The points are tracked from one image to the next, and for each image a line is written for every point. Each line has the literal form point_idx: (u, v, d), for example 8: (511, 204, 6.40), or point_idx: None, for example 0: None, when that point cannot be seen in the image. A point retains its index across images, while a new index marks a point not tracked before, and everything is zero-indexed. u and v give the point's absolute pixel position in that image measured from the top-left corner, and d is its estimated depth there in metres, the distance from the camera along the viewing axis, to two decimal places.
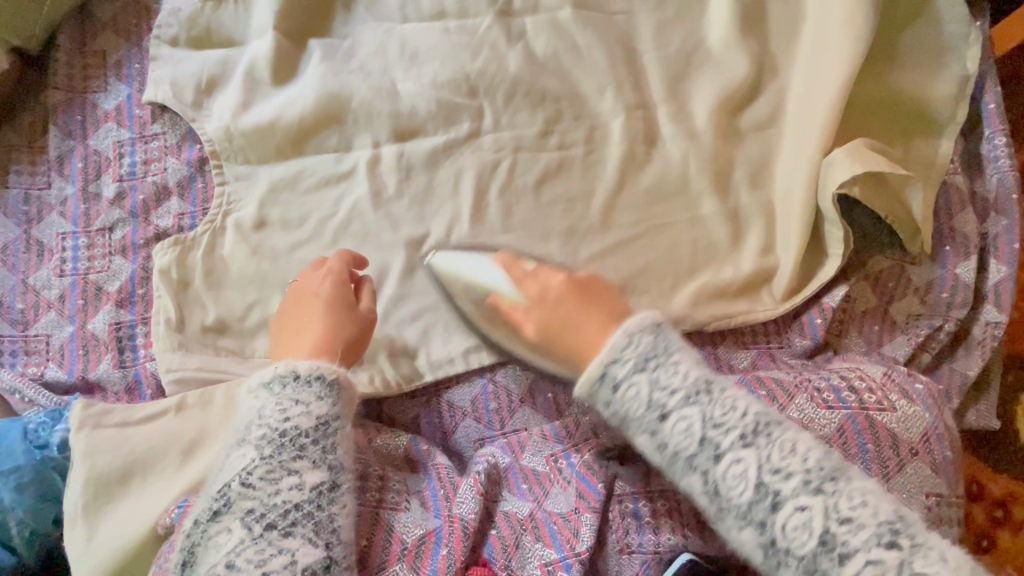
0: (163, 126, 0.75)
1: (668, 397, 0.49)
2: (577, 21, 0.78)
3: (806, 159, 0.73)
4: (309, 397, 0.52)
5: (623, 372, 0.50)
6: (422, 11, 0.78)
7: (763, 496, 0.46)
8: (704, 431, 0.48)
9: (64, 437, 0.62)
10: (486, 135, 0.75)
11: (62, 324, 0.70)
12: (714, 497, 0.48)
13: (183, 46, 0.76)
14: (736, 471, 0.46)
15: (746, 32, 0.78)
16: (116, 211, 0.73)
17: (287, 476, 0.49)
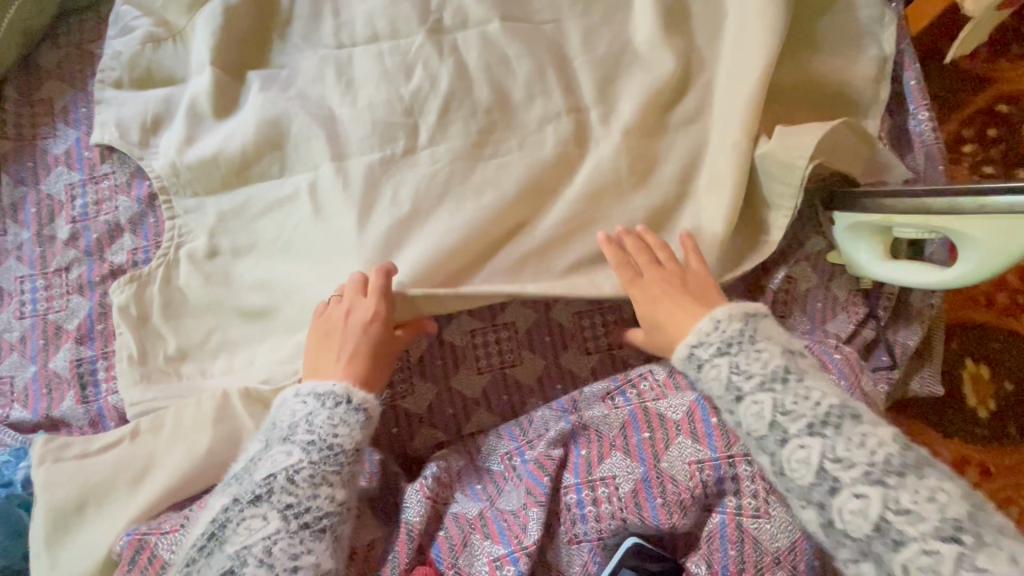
0: (112, 166, 0.78)
1: (744, 381, 0.56)
2: (504, 32, 0.80)
3: (733, 148, 0.74)
4: (354, 422, 0.60)
5: (704, 355, 0.58)
6: (356, 35, 0.80)
7: (821, 483, 0.51)
8: (808, 459, 0.51)
9: (27, 475, 0.65)
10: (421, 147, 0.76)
11: (25, 365, 0.72)
12: (825, 528, 0.50)
13: (126, 87, 0.79)
14: (811, 484, 0.51)
15: (671, 29, 0.80)
16: (71, 251, 0.75)
17: (325, 485, 0.56)
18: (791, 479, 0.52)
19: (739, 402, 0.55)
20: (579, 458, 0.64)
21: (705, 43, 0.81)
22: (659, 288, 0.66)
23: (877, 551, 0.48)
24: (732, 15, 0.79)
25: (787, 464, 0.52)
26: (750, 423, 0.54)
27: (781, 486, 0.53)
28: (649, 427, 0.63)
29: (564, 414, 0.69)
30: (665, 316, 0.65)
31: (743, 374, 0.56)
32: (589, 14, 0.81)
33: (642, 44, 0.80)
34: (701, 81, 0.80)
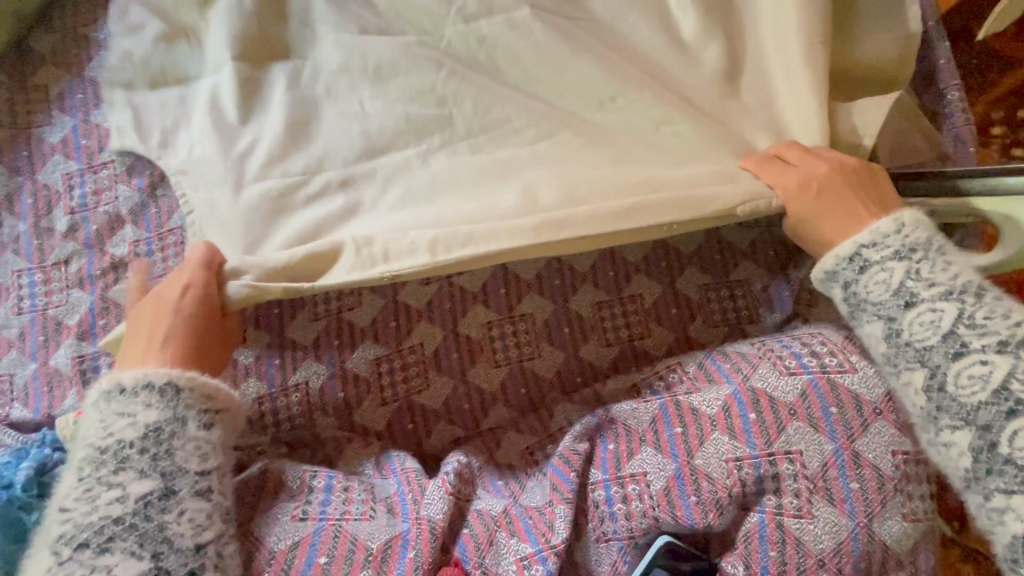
0: (110, 155, 0.75)
1: (922, 288, 0.52)
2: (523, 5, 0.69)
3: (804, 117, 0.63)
4: (158, 403, 0.52)
5: (875, 256, 0.54)
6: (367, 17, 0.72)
7: (1001, 400, 0.48)
8: (988, 377, 0.48)
9: (29, 475, 0.60)
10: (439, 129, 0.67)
11: (25, 362, 0.69)
12: (974, 452, 0.49)
13: (139, 88, 0.74)
14: (983, 403, 0.48)
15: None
16: (70, 244, 0.72)
17: (107, 492, 0.50)
18: (952, 395, 0.50)
19: (910, 307, 0.52)
20: (606, 453, 0.61)
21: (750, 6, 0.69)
22: (823, 192, 0.57)
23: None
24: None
25: (949, 383, 0.50)
26: (914, 332, 0.52)
27: (928, 404, 0.51)
28: (681, 421, 0.60)
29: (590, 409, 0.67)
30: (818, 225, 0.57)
31: (922, 281, 0.52)
32: None
33: None
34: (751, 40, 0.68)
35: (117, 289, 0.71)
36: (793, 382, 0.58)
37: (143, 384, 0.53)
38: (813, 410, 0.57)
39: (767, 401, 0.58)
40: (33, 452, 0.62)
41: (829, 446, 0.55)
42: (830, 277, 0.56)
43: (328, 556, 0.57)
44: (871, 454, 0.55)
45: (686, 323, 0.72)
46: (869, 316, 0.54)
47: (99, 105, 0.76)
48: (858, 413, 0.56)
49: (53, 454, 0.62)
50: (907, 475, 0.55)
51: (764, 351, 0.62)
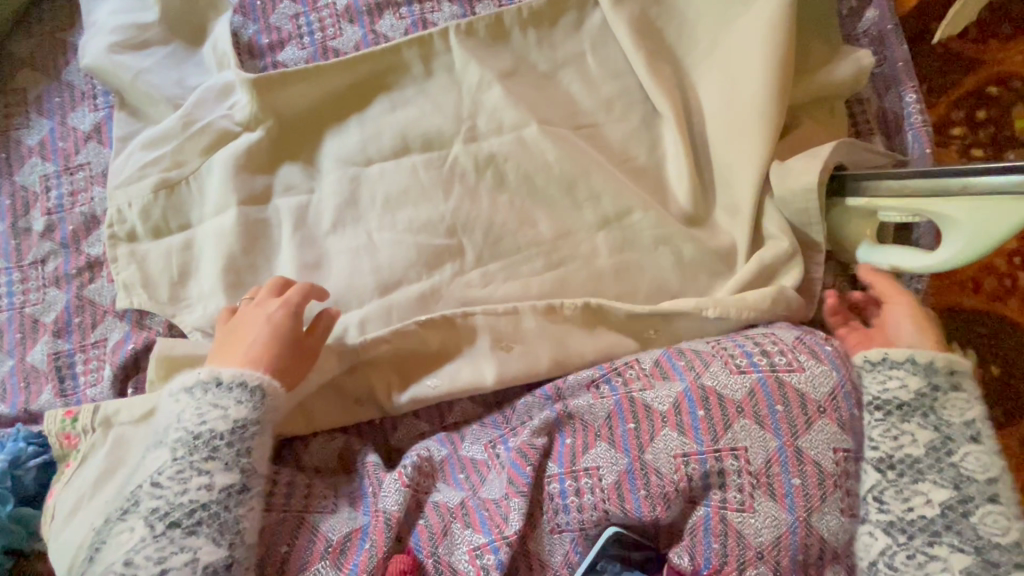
0: (87, 157, 0.76)
1: (987, 430, 0.57)
2: (488, 46, 0.81)
3: (749, 174, 0.74)
4: (248, 402, 0.59)
5: (966, 385, 0.59)
6: (351, 49, 0.80)
7: (1013, 550, 0.54)
8: (1007, 529, 0.54)
9: (3, 466, 0.62)
10: (434, 177, 0.77)
11: (2, 358, 0.71)
12: (965, 574, 0.54)
13: (127, 108, 0.76)
14: (995, 545, 0.54)
15: (650, 38, 0.79)
16: (47, 244, 0.74)
17: (197, 476, 0.56)
18: (973, 526, 0.55)
19: (972, 441, 0.57)
20: (564, 447, 0.63)
21: (701, 55, 0.79)
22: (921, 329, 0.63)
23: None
24: (732, 34, 0.77)
25: (976, 514, 0.55)
26: (966, 461, 0.56)
27: (938, 515, 0.55)
28: (634, 417, 0.61)
29: (548, 402, 0.68)
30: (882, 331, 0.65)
31: (987, 427, 0.58)
32: (562, 5, 0.82)
33: (621, 30, 0.79)
34: (705, 103, 0.78)
35: (93, 288, 0.73)
36: (742, 380, 0.59)
37: (236, 380, 0.59)
38: (760, 407, 0.58)
39: (716, 398, 0.59)
40: (7, 444, 0.64)
41: (774, 442, 0.57)
42: (923, 369, 0.59)
43: (291, 544, 0.60)
44: (814, 451, 0.57)
45: None
46: (925, 419, 0.58)
47: (77, 108, 0.77)
48: (803, 410, 0.58)
49: (28, 448, 0.64)
50: (846, 472, 0.57)
51: (717, 349, 0.63)
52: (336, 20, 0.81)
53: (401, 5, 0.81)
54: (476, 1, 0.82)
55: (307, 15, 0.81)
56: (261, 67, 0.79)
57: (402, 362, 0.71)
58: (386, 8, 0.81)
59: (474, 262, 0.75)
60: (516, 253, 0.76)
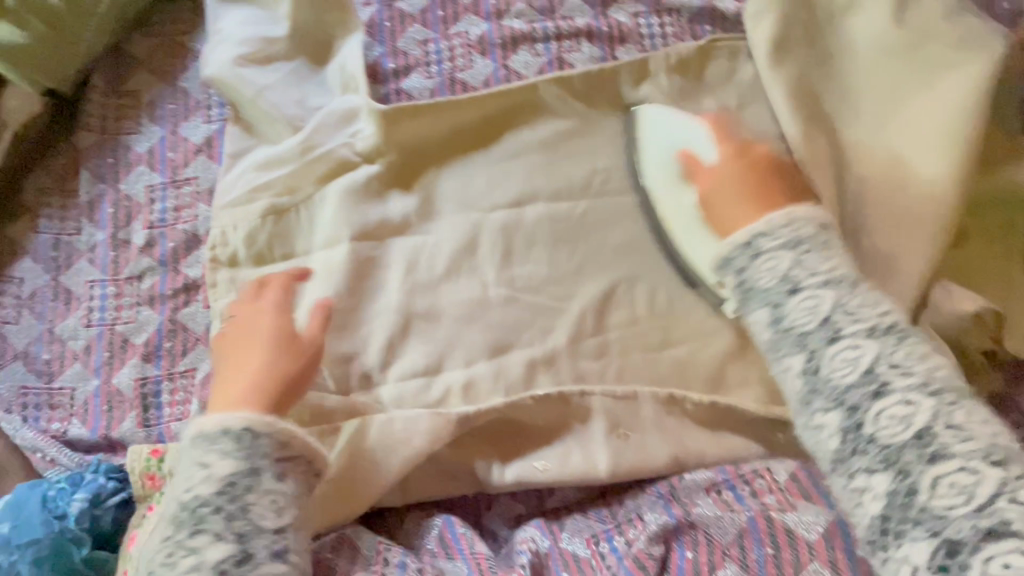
0: (196, 171, 0.72)
1: (805, 276, 0.54)
2: (628, 96, 0.74)
3: (916, 270, 0.64)
4: (231, 456, 0.52)
5: (765, 246, 0.56)
6: (481, 84, 0.74)
7: (868, 382, 0.49)
8: (858, 360, 0.50)
9: (83, 507, 0.57)
10: (554, 231, 0.70)
11: (87, 377, 0.67)
12: (843, 432, 0.48)
13: (241, 123, 0.72)
14: (851, 384, 0.49)
15: (813, 101, 0.70)
16: (145, 259, 0.70)
17: (187, 556, 0.49)
18: (827, 377, 0.50)
19: (791, 293, 0.54)
20: (683, 562, 0.56)
21: (870, 127, 0.69)
22: (732, 175, 0.63)
23: (910, 464, 0.46)
24: (910, 110, 0.68)
25: (824, 362, 0.51)
26: (794, 312, 0.53)
27: (803, 389, 0.52)
28: (773, 542, 0.54)
29: (660, 500, 0.62)
30: (723, 211, 0.63)
31: (805, 267, 0.54)
32: (711, 57, 0.75)
33: (778, 91, 0.70)
34: (867, 178, 0.68)
35: (187, 311, 0.69)
36: None
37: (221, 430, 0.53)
38: None
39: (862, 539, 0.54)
40: (90, 480, 0.59)
41: None
42: (730, 266, 0.57)
43: None
44: None
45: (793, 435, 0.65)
46: (763, 300, 0.55)
47: (190, 118, 0.73)
48: None
49: (108, 484, 0.59)
50: None
51: None
52: (467, 51, 0.75)
53: (538, 41, 0.75)
54: (618, 44, 0.76)
55: (437, 42, 0.75)
56: (383, 92, 0.74)
57: (505, 438, 0.64)
58: (521, 42, 0.75)
59: (591, 329, 0.68)
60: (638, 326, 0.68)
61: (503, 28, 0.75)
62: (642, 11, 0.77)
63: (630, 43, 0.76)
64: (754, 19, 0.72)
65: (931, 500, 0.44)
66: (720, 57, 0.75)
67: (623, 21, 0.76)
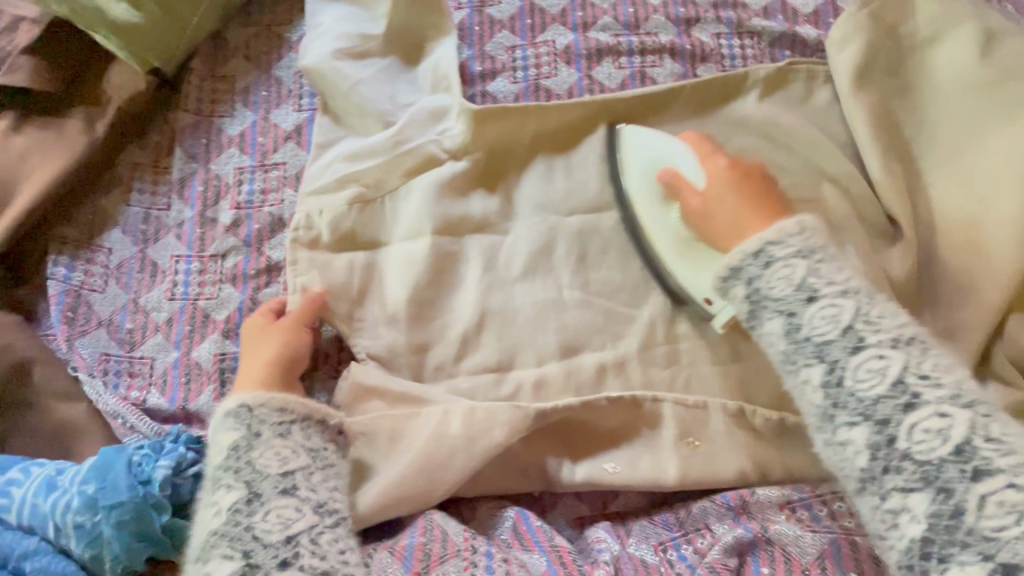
0: (284, 157, 0.74)
1: (823, 285, 0.53)
2: (706, 114, 0.76)
3: (991, 305, 0.65)
4: (233, 424, 0.52)
5: (778, 253, 0.55)
6: (566, 92, 0.76)
7: (899, 394, 0.49)
8: (885, 371, 0.49)
9: (166, 474, 0.58)
10: (628, 238, 0.72)
11: (167, 349, 0.68)
12: (872, 448, 0.48)
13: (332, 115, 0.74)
14: (882, 397, 0.49)
15: (890, 131, 0.72)
16: (231, 238, 0.71)
17: (211, 509, 0.49)
18: (852, 393, 0.50)
19: (808, 302, 0.53)
20: None
21: (945, 162, 0.71)
22: (727, 188, 0.64)
23: (950, 481, 0.46)
24: (991, 144, 0.69)
25: (848, 376, 0.50)
26: (813, 324, 0.52)
27: (826, 404, 0.51)
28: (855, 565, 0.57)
29: (730, 511, 0.62)
30: (724, 220, 0.63)
31: (820, 278, 0.53)
32: (790, 81, 0.77)
33: (857, 117, 0.72)
34: (940, 215, 0.70)
35: (267, 292, 0.70)
36: None
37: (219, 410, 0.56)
38: None
39: None
40: (174, 449, 0.60)
41: None
42: (733, 271, 0.56)
43: None
44: None
45: None
46: (772, 311, 0.54)
47: (281, 106, 0.76)
48: None
49: (188, 454, 0.60)
50: None
51: None
52: (553, 59, 0.77)
53: (622, 54, 0.78)
54: (699, 62, 0.78)
55: (524, 48, 0.78)
56: (470, 93, 0.76)
57: (577, 440, 0.65)
58: (606, 54, 0.78)
59: (663, 337, 0.69)
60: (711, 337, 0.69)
61: (589, 40, 0.78)
62: (725, 32, 0.79)
63: (711, 62, 0.78)
64: (839, 46, 0.74)
65: (975, 518, 0.45)
66: (799, 82, 0.77)
67: (706, 41, 0.79)
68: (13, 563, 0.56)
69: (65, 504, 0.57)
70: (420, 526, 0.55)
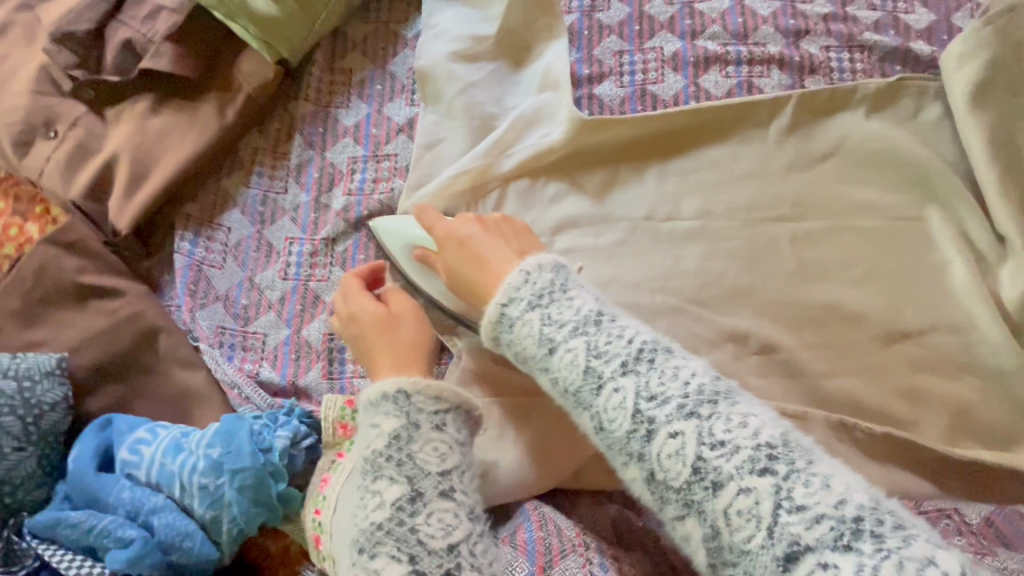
0: (395, 148, 0.77)
1: (557, 330, 0.44)
2: (814, 124, 0.76)
3: None
4: (393, 412, 0.50)
5: (513, 309, 0.47)
6: (671, 99, 0.78)
7: (638, 426, 0.40)
8: (624, 403, 0.41)
9: (286, 444, 0.61)
10: (730, 244, 0.72)
11: (279, 326, 0.71)
12: (650, 484, 0.40)
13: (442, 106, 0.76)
14: (627, 434, 0.40)
15: (1009, 150, 0.71)
16: (341, 223, 0.74)
17: (370, 498, 0.47)
18: (608, 428, 0.42)
19: (548, 355, 0.45)
20: None
21: None
22: (461, 242, 0.55)
23: (699, 501, 0.38)
24: None
25: (594, 405, 0.42)
26: (559, 372, 0.44)
27: (603, 446, 0.43)
28: None
29: None
30: (474, 285, 0.53)
31: (555, 324, 0.45)
32: (901, 95, 0.76)
33: (972, 135, 0.71)
34: None
35: None
36: None
37: (374, 396, 0.52)
38: None
39: None
40: (291, 421, 0.63)
41: None
42: (501, 338, 0.48)
43: None
44: None
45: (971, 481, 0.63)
46: (548, 375, 0.45)
47: (394, 100, 0.79)
48: None
49: (302, 427, 0.63)
50: None
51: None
52: (660, 65, 0.79)
53: (730, 64, 0.79)
54: (808, 74, 0.78)
55: (632, 54, 0.80)
56: (576, 95, 0.78)
57: None
58: (713, 63, 0.79)
59: (764, 344, 0.68)
60: (813, 347, 0.68)
61: (697, 48, 0.79)
62: (834, 45, 0.80)
63: (820, 75, 0.78)
64: (956, 62, 0.74)
65: (731, 537, 0.36)
66: (911, 97, 0.76)
67: (815, 53, 0.79)
68: (142, 518, 0.59)
69: (191, 465, 0.60)
70: (534, 519, 0.56)
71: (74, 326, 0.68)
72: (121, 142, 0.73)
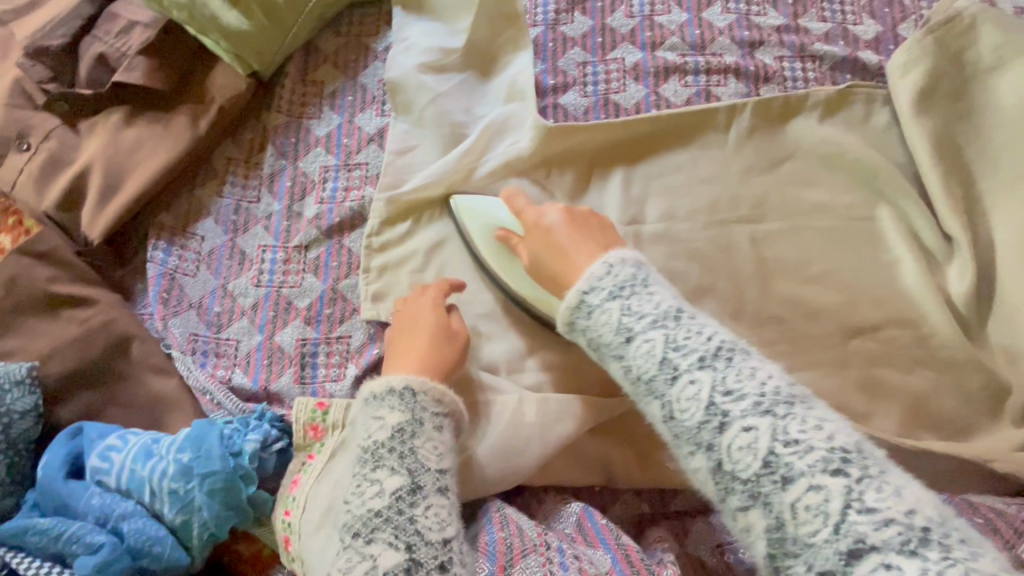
0: (366, 157, 0.79)
1: (635, 322, 0.47)
2: (769, 129, 0.79)
3: None
4: (395, 406, 0.52)
5: (593, 296, 0.50)
6: (632, 107, 0.81)
7: (712, 417, 0.42)
8: (696, 394, 0.43)
9: (255, 448, 0.62)
10: (691, 245, 0.75)
11: (251, 332, 0.72)
12: (714, 473, 0.42)
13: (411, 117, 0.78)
14: (699, 423, 0.42)
15: (950, 152, 0.75)
16: (313, 230, 0.75)
17: (370, 487, 0.48)
18: (674, 417, 0.44)
19: (626, 343, 0.47)
20: None
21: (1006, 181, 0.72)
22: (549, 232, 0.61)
23: (767, 493, 0.40)
24: None
25: (662, 393, 0.44)
26: (634, 359, 0.46)
27: (670, 436, 0.45)
28: None
29: None
30: (555, 269, 0.59)
31: (635, 314, 0.47)
32: (850, 102, 0.80)
33: (916, 138, 0.75)
34: (998, 234, 0.71)
35: (347, 282, 0.73)
36: None
37: (385, 388, 0.54)
38: None
39: None
40: (261, 425, 0.64)
41: None
42: (579, 327, 0.51)
43: None
44: None
45: (922, 467, 0.66)
46: (621, 363, 0.48)
47: (365, 110, 0.81)
48: None
49: (273, 431, 0.64)
50: None
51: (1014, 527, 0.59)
52: (622, 75, 0.82)
53: (688, 74, 0.82)
54: (763, 83, 0.82)
55: (594, 65, 0.83)
56: (542, 104, 0.81)
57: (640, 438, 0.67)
58: (672, 73, 0.82)
59: None
60: (770, 343, 0.71)
61: (657, 59, 0.83)
62: (787, 56, 0.83)
63: (773, 83, 0.82)
64: (900, 71, 0.78)
65: (797, 529, 0.38)
66: (859, 103, 0.80)
67: (769, 63, 0.83)
68: (111, 523, 0.59)
69: (161, 470, 0.60)
70: (495, 522, 0.57)
71: (44, 335, 0.68)
72: (94, 153, 0.74)
